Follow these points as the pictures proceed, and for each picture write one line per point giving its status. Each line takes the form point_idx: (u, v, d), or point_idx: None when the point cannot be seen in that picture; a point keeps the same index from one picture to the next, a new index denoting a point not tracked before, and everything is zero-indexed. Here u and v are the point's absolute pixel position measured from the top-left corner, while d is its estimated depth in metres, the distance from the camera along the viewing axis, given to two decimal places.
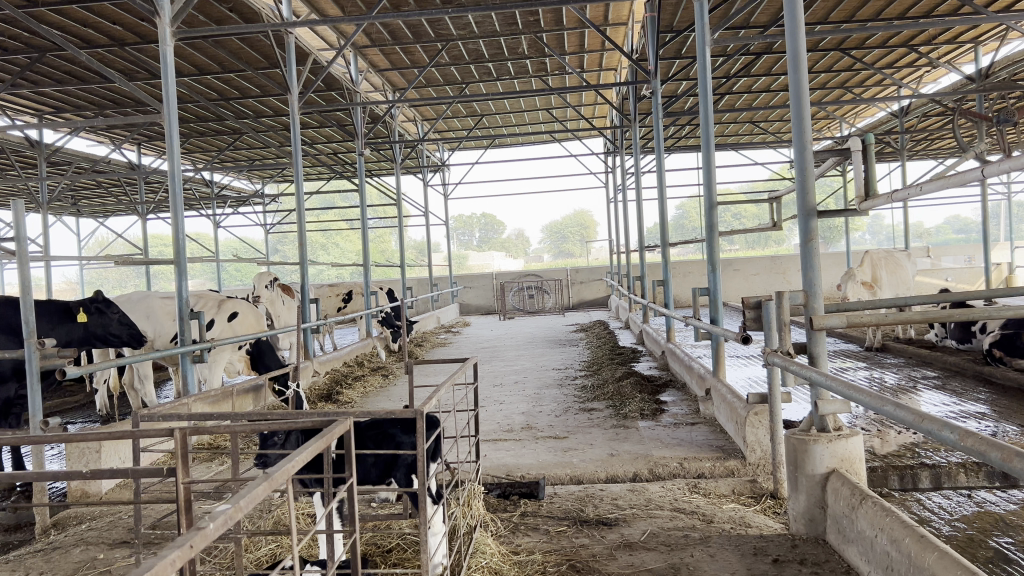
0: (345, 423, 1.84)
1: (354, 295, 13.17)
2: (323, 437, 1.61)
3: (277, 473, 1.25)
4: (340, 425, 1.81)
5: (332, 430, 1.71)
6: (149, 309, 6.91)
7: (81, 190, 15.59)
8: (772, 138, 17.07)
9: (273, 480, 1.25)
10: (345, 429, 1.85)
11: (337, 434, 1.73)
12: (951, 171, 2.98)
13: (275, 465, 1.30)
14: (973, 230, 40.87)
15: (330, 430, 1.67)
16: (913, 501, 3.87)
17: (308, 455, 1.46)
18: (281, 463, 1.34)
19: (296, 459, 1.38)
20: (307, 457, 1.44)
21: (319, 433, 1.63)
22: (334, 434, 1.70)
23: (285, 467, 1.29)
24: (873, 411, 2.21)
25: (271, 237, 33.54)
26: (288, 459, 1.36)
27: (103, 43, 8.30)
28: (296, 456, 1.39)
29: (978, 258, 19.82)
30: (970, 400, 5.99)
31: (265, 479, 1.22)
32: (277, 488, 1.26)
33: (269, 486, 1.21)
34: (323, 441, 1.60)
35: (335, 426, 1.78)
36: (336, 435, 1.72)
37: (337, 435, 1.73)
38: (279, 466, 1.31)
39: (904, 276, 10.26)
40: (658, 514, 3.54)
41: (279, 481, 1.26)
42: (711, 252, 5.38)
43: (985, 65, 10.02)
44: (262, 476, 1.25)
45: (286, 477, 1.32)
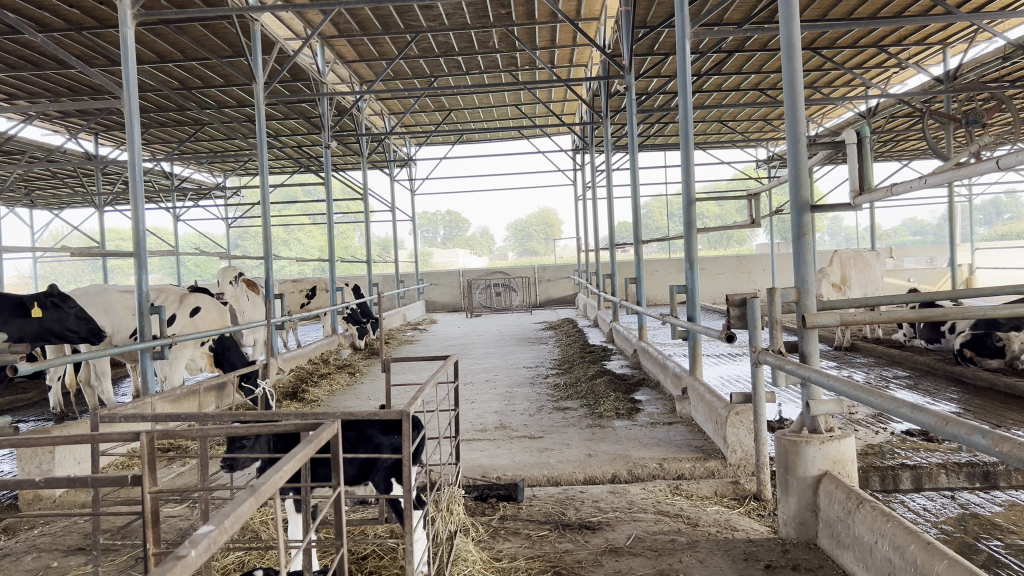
0: (331, 426, 1.67)
1: (318, 291, 12.91)
2: (310, 444, 1.46)
3: (264, 487, 1.10)
4: (326, 429, 1.64)
5: (319, 434, 1.54)
6: (107, 302, 6.60)
7: (35, 180, 15.12)
8: (739, 138, 17.13)
9: (262, 493, 1.10)
10: (331, 433, 1.67)
11: (323, 438, 1.56)
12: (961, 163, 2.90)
13: (261, 478, 1.15)
14: (930, 232, 41.64)
15: (316, 436, 1.50)
16: (897, 504, 3.81)
17: (293, 464, 1.30)
18: (266, 474, 1.18)
19: (284, 468, 1.22)
20: (295, 466, 1.29)
21: (304, 439, 1.46)
22: (321, 439, 1.53)
23: (271, 479, 1.14)
24: (887, 413, 2.12)
25: (233, 232, 32.96)
26: (273, 469, 1.20)
27: (59, 27, 7.99)
28: (282, 465, 1.23)
29: (939, 259, 20.16)
30: (943, 400, 5.97)
31: (251, 494, 1.06)
32: (264, 502, 1.10)
33: (256, 501, 1.06)
34: (310, 447, 1.43)
35: (321, 430, 1.61)
36: (322, 439, 1.55)
37: (324, 440, 1.56)
38: (265, 478, 1.15)
39: (873, 275, 10.32)
40: (642, 517, 3.42)
41: (266, 494, 1.11)
42: (690, 250, 5.27)
43: (953, 67, 10.13)
44: (248, 489, 1.10)
45: (273, 490, 1.17)
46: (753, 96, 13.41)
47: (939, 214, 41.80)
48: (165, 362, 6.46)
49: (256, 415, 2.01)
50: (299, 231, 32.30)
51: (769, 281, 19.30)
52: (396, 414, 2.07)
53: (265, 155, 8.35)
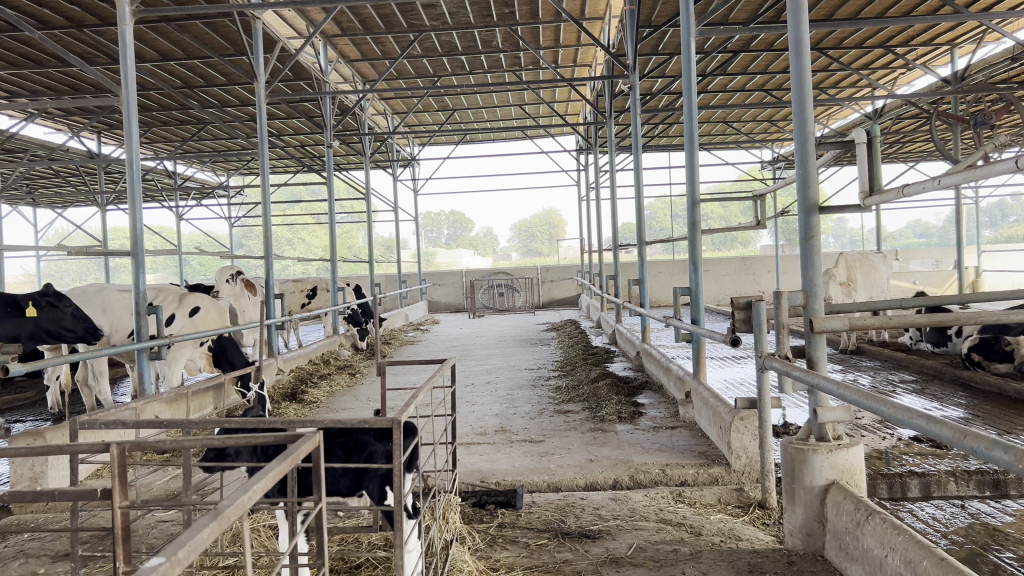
0: (313, 438, 1.58)
1: (319, 291, 12.84)
2: (288, 458, 1.38)
3: (228, 510, 1.02)
4: (307, 440, 1.56)
5: (296, 449, 1.45)
6: (105, 301, 6.53)
7: (38, 178, 15.08)
8: (744, 139, 17.05)
9: (225, 519, 1.02)
10: (313, 446, 1.59)
11: (302, 451, 1.48)
12: (977, 164, 2.81)
13: (226, 501, 1.07)
14: (934, 235, 41.56)
15: (293, 451, 1.42)
16: (905, 512, 3.72)
17: (266, 481, 1.23)
18: (232, 496, 1.10)
19: (252, 489, 1.14)
20: (266, 486, 1.21)
21: (281, 454, 1.37)
22: (300, 453, 1.45)
23: (237, 500, 1.07)
24: (902, 424, 2.04)
25: (236, 231, 32.95)
26: (243, 489, 1.13)
27: (60, 25, 7.93)
28: (251, 486, 1.15)
29: (945, 262, 20.06)
30: (951, 405, 5.87)
31: (213, 518, 0.99)
32: (228, 524, 1.03)
33: (217, 526, 0.99)
34: (286, 463, 1.35)
35: (301, 443, 1.53)
36: (302, 452, 1.48)
37: (303, 454, 1.48)
38: (231, 499, 1.08)
39: (879, 278, 10.23)
40: (643, 526, 3.34)
41: (230, 516, 1.04)
42: (694, 251, 5.17)
43: (961, 68, 10.03)
44: (211, 511, 1.03)
45: (238, 513, 1.08)
46: (759, 96, 13.33)
47: (944, 216, 41.72)
48: (163, 362, 6.38)
49: (238, 424, 1.93)
50: (303, 230, 32.26)
51: (773, 284, 19.20)
52: (386, 422, 1.98)
53: (266, 154, 8.26)
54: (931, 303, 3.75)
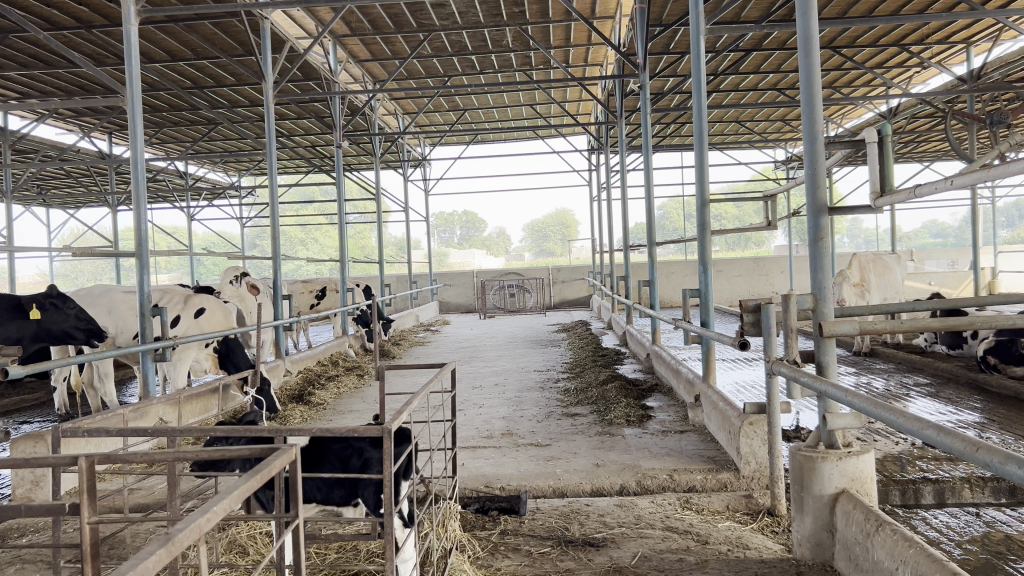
0: (293, 449, 1.48)
1: (329, 292, 12.82)
2: (263, 471, 1.29)
3: (180, 536, 0.95)
4: (286, 450, 1.45)
5: (272, 460, 1.36)
6: (111, 303, 6.51)
7: (49, 178, 15.12)
8: (757, 139, 16.92)
9: (175, 546, 0.94)
10: (293, 459, 1.49)
11: (281, 462, 1.38)
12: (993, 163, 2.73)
13: (180, 525, 0.99)
14: (950, 235, 41.22)
15: (269, 462, 1.32)
16: (918, 520, 3.63)
17: (232, 499, 1.15)
18: (189, 518, 1.02)
19: (212, 510, 1.06)
20: (232, 503, 1.13)
21: (253, 468, 1.28)
22: (277, 466, 1.35)
23: (192, 524, 0.99)
24: (912, 434, 1.97)
25: (249, 232, 33.02)
26: (201, 511, 1.06)
27: (68, 25, 7.93)
28: (211, 507, 1.07)
29: (961, 262, 19.88)
30: (966, 409, 5.76)
31: (162, 545, 0.92)
32: (180, 551, 0.96)
33: (165, 555, 0.91)
34: (260, 479, 1.25)
35: (278, 453, 1.43)
36: (280, 463, 1.38)
37: (281, 466, 1.38)
38: (187, 522, 1.01)
39: (893, 279, 10.10)
40: (649, 534, 3.27)
41: (182, 542, 0.96)
42: (703, 252, 5.10)
43: (977, 66, 9.89)
44: (163, 538, 0.96)
45: (194, 538, 1.01)
46: (772, 95, 13.20)
47: (961, 217, 41.36)
48: (169, 364, 6.36)
49: (223, 433, 1.86)
50: (316, 231, 32.31)
51: (786, 284, 19.06)
52: (376, 431, 1.90)
53: (274, 154, 8.23)
54: (943, 304, 3.68)
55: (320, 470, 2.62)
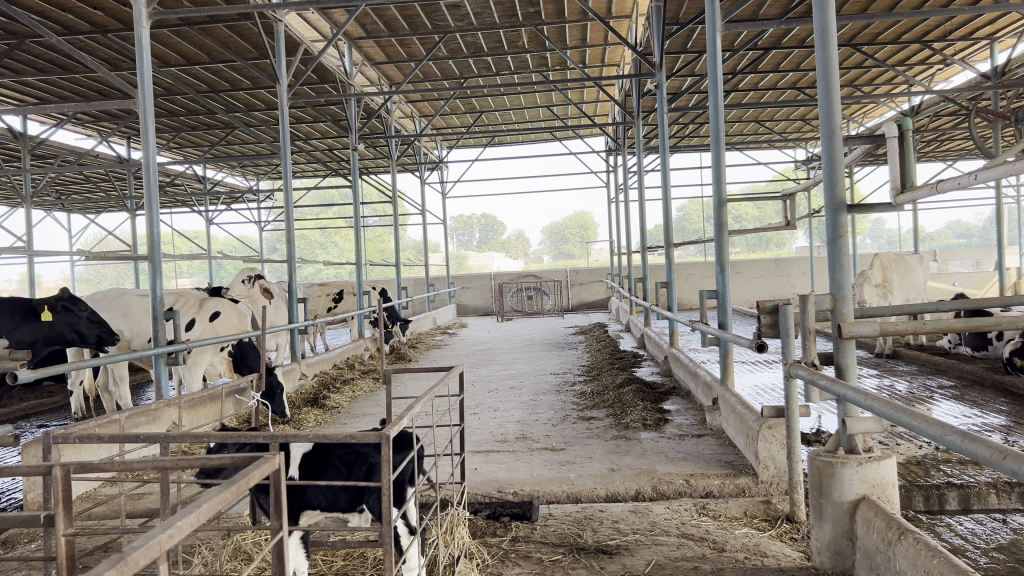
0: (277, 458, 1.41)
1: (345, 295, 12.81)
2: (240, 483, 1.23)
3: (133, 555, 0.89)
4: (269, 459, 1.39)
5: (252, 470, 1.30)
6: (126, 306, 6.54)
7: (70, 183, 15.22)
8: (777, 139, 16.75)
9: (128, 566, 0.88)
10: (278, 468, 1.42)
11: (261, 473, 1.32)
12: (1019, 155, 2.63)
13: (135, 544, 0.93)
14: (974, 234, 40.69)
15: (248, 472, 1.26)
16: (942, 527, 3.52)
17: (201, 511, 1.10)
18: (147, 536, 0.96)
19: (174, 526, 1.01)
20: (200, 519, 1.07)
21: (229, 480, 1.22)
22: (256, 477, 1.29)
23: (149, 542, 0.94)
24: (934, 440, 1.88)
25: (269, 235, 33.19)
26: (161, 526, 1.00)
27: (84, 30, 7.97)
28: (175, 522, 1.02)
29: (986, 262, 19.59)
30: (991, 412, 5.63)
31: (114, 563, 0.87)
32: (135, 570, 0.90)
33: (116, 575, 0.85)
34: (236, 491, 1.20)
35: (261, 462, 1.37)
36: (260, 474, 1.31)
37: (262, 476, 1.32)
38: (145, 538, 0.96)
39: (916, 279, 9.94)
40: (664, 541, 3.18)
41: (137, 561, 0.91)
42: (720, 254, 5.00)
43: (1001, 62, 9.70)
44: (116, 558, 0.90)
45: (152, 557, 0.95)
46: (792, 94, 13.05)
47: (985, 217, 40.77)
48: (184, 367, 6.36)
49: (217, 437, 1.80)
50: (335, 235, 32.42)
51: (808, 286, 18.84)
52: (376, 436, 1.82)
53: (289, 157, 8.21)
54: (966, 303, 3.57)
55: (324, 477, 2.57)
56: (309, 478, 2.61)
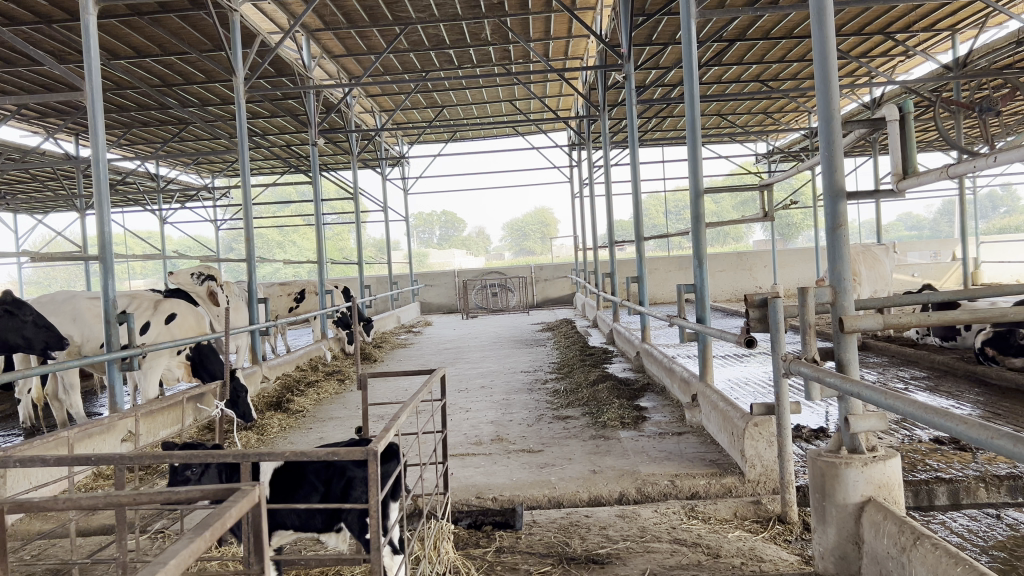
0: (255, 491, 1.21)
1: (307, 295, 12.48)
2: (212, 530, 1.02)
3: None
4: (246, 492, 1.19)
5: (228, 509, 1.10)
6: (75, 311, 6.22)
7: (15, 182, 14.65)
8: (738, 132, 16.81)
9: None
10: (257, 501, 1.22)
11: (238, 510, 1.12)
12: None
13: None
14: (926, 227, 41.43)
15: (222, 514, 1.07)
16: (937, 524, 3.42)
17: (164, 569, 0.91)
18: None
19: None
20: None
21: (201, 525, 1.02)
22: (233, 516, 1.09)
23: None
24: (973, 442, 1.67)
25: (225, 235, 32.58)
26: None
27: (27, 21, 7.60)
28: None
29: (943, 254, 19.86)
30: (966, 402, 5.59)
31: None
32: None
33: None
34: (206, 539, 1.00)
35: (238, 496, 1.17)
36: (237, 512, 1.11)
37: (239, 514, 1.11)
38: None
39: (882, 271, 9.98)
40: (656, 548, 3.03)
41: None
42: (699, 246, 4.87)
43: (963, 54, 9.79)
44: None
45: None
46: (755, 86, 13.06)
47: (939, 211, 41.50)
48: (139, 373, 6.06)
49: (182, 458, 1.58)
50: (293, 233, 31.95)
51: (770, 279, 18.93)
52: (361, 453, 1.58)
53: (248, 153, 7.91)
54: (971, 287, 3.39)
55: (298, 496, 2.38)
56: (282, 496, 2.43)
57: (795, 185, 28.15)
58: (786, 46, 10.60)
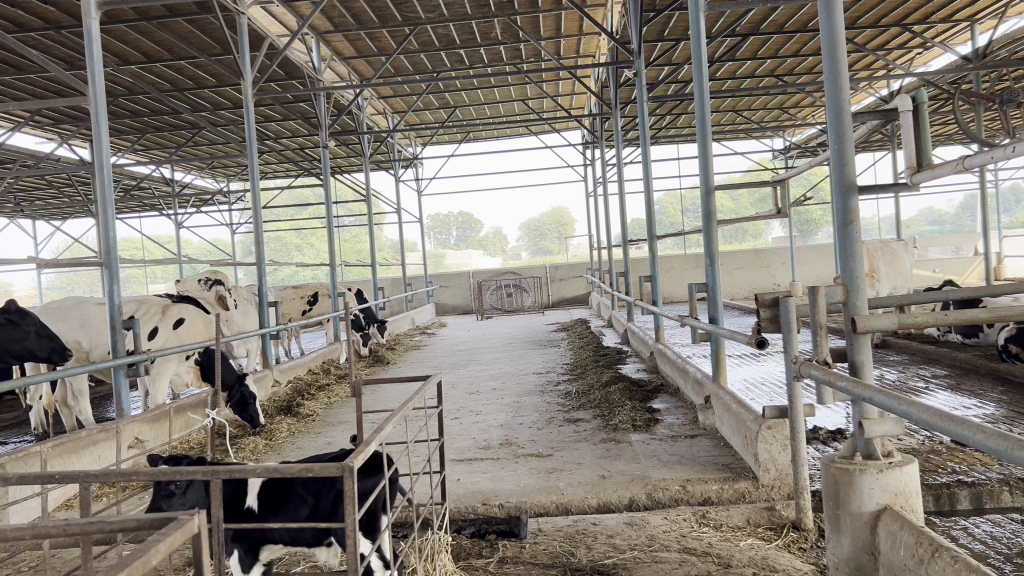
0: (193, 522, 1.12)
1: (320, 297, 12.45)
2: (133, 568, 0.93)
3: None
4: (184, 523, 1.10)
5: (158, 542, 1.01)
6: (83, 317, 6.20)
7: (31, 189, 14.75)
8: (755, 128, 16.62)
9: None
10: (195, 531, 1.12)
11: (169, 544, 1.02)
12: None
13: None
14: (948, 222, 40.96)
15: (149, 550, 0.97)
16: (959, 531, 3.29)
17: None
18: None
19: None
20: None
21: (121, 561, 0.93)
22: (163, 550, 1.00)
23: None
24: (993, 451, 1.54)
25: (242, 238, 32.76)
26: None
27: (36, 27, 7.60)
28: None
29: (965, 248, 19.57)
30: (989, 402, 5.43)
31: None
32: None
33: None
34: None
35: (173, 529, 1.07)
36: (169, 544, 1.02)
37: (170, 547, 1.02)
38: None
39: (901, 266, 9.80)
40: (664, 558, 2.93)
41: None
42: (710, 244, 4.75)
43: (983, 45, 9.58)
44: None
45: None
46: (770, 81, 12.87)
47: (960, 206, 41.05)
48: (148, 378, 6.03)
49: (148, 475, 1.50)
50: (310, 236, 32.09)
51: (789, 277, 18.72)
52: (336, 468, 1.51)
53: (256, 155, 7.84)
54: (991, 283, 3.25)
55: (286, 508, 2.31)
56: (270, 510, 2.35)
57: (813, 180, 27.90)
58: (800, 40, 10.47)
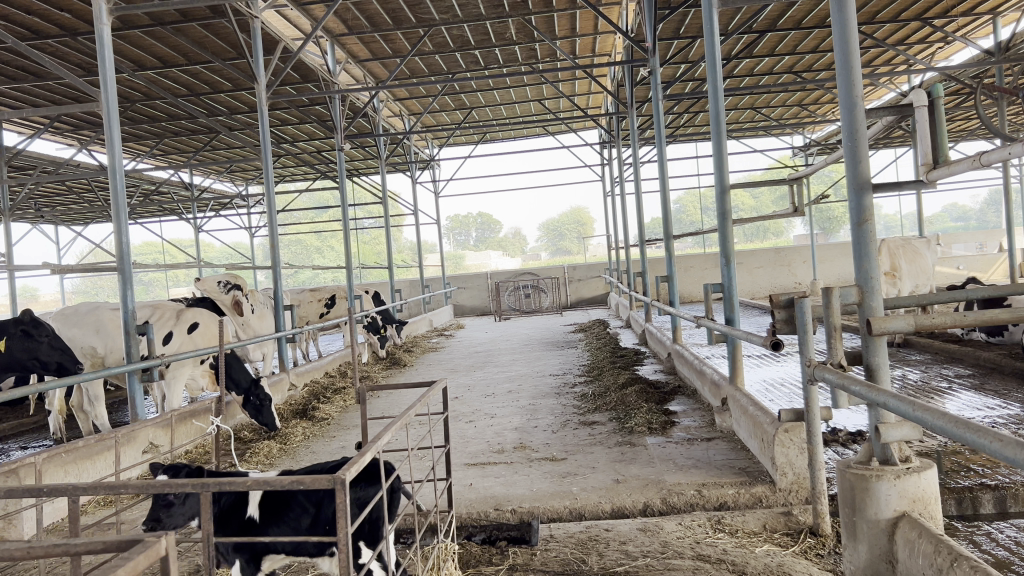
0: (159, 543, 1.09)
1: (337, 300, 12.47)
2: None
3: None
4: (150, 546, 1.07)
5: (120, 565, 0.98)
6: (98, 322, 6.22)
7: (53, 194, 14.90)
8: (774, 125, 16.45)
9: None
10: (161, 554, 1.09)
11: (130, 568, 0.99)
12: None
13: None
14: (972, 218, 40.41)
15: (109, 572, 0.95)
16: (982, 536, 3.21)
17: None
18: None
19: None
20: None
21: None
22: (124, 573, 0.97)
23: None
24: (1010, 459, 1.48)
25: (262, 242, 32.93)
26: None
27: (52, 33, 7.63)
28: None
29: (989, 245, 19.29)
30: (1013, 402, 5.31)
31: None
32: None
33: None
34: None
35: (137, 553, 1.04)
36: (132, 568, 1.00)
37: (132, 569, 1.00)
38: None
39: (924, 264, 9.65)
40: (677, 565, 2.87)
41: None
42: (725, 245, 4.68)
43: (1005, 37, 9.40)
44: None
45: None
46: (788, 78, 12.74)
47: (984, 201, 40.53)
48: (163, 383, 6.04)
49: (135, 488, 1.48)
50: (329, 238, 32.23)
51: (810, 275, 18.52)
52: (328, 481, 1.47)
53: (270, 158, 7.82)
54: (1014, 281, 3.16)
55: (288, 517, 2.30)
56: (271, 519, 2.33)
57: (834, 177, 27.62)
58: (819, 36, 10.35)
